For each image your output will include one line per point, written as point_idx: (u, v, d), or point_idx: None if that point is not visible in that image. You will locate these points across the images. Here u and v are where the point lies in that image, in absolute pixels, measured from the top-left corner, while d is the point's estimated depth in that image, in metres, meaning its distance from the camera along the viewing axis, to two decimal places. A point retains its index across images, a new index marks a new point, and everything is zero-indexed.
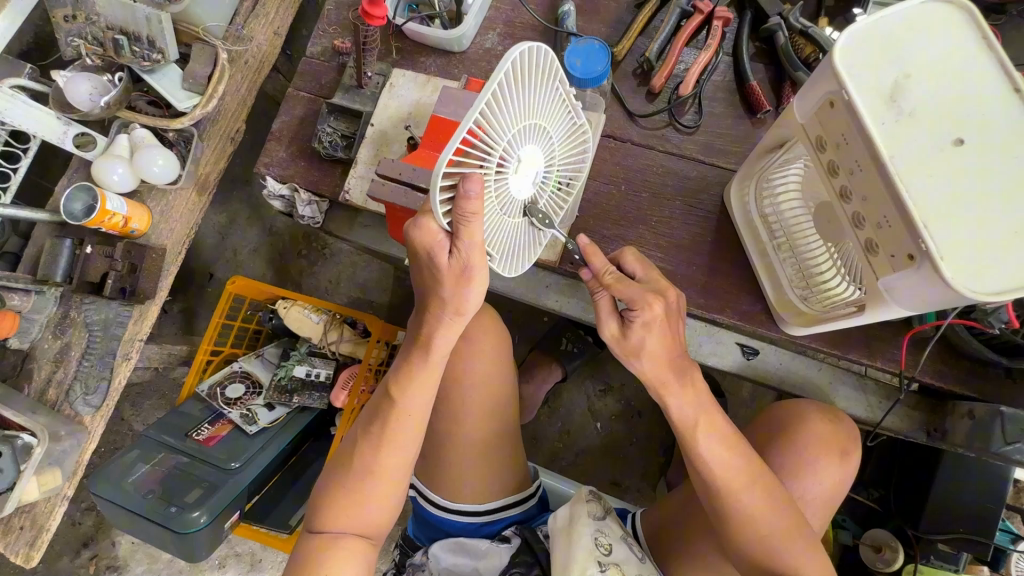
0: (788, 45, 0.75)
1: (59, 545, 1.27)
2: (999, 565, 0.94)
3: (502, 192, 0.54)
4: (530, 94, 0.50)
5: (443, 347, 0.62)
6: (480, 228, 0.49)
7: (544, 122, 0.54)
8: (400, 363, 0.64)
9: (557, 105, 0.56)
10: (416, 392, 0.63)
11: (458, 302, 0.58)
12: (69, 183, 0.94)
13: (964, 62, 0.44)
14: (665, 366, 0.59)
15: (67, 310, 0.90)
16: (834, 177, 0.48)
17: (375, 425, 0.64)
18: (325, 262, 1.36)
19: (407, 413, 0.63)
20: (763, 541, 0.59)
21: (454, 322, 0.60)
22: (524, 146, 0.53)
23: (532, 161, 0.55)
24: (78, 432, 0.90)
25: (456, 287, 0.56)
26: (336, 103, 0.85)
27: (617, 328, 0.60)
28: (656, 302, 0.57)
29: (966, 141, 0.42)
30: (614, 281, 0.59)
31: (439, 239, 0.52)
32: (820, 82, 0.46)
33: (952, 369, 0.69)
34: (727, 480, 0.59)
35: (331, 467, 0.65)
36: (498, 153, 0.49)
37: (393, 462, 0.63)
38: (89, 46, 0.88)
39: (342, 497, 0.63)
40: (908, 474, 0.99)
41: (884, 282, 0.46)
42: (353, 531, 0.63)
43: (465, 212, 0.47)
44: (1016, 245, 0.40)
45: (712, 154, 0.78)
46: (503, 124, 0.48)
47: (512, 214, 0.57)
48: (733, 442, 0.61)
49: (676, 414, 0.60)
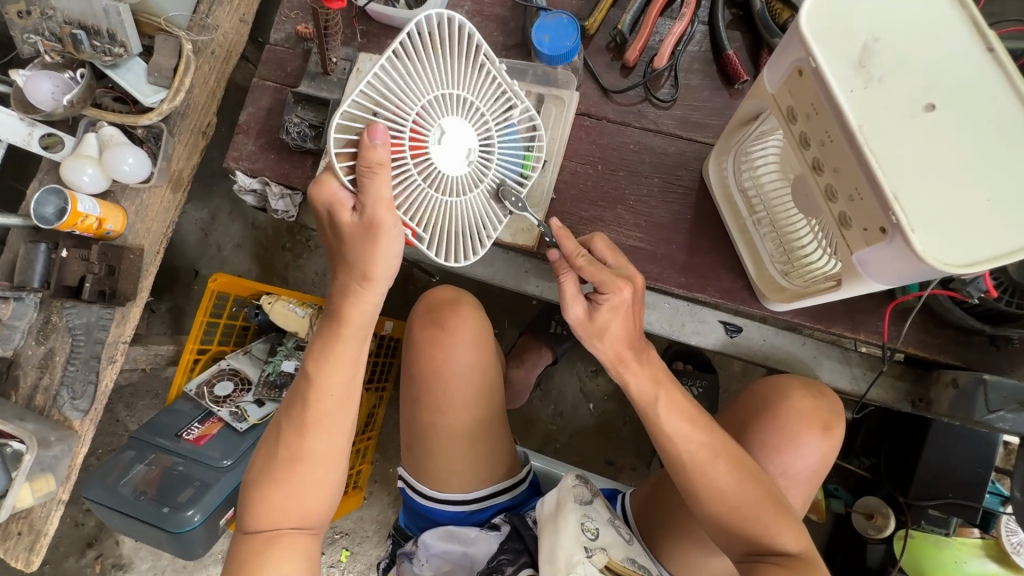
0: (764, 10, 0.72)
1: (63, 547, 1.28)
2: (989, 526, 0.95)
3: (424, 164, 0.55)
4: (448, 67, 0.54)
5: (359, 317, 0.61)
6: (386, 184, 0.51)
7: (474, 99, 0.57)
8: (318, 336, 0.63)
9: (487, 83, 0.57)
10: (333, 363, 0.62)
11: (365, 265, 0.57)
12: (39, 186, 0.91)
13: (937, 21, 0.42)
14: (621, 344, 0.61)
15: (48, 316, 0.88)
16: (806, 149, 0.46)
17: (297, 407, 0.62)
18: (309, 254, 1.34)
19: (328, 386, 0.62)
20: (736, 512, 0.58)
21: (369, 291, 0.59)
22: (447, 117, 0.55)
23: (458, 133, 0.56)
24: (68, 437, 0.89)
25: (364, 247, 0.55)
26: (301, 92, 0.82)
27: (584, 311, 0.60)
28: (625, 287, 0.58)
29: (940, 105, 0.41)
30: (587, 264, 0.58)
31: (341, 197, 0.54)
32: (788, 50, 0.44)
33: (936, 339, 0.68)
34: (687, 453, 0.60)
35: (258, 460, 0.63)
36: (409, 121, 0.53)
37: (322, 447, 0.62)
38: (48, 43, 0.85)
39: (273, 488, 0.61)
40: (896, 443, 0.99)
41: (857, 256, 0.44)
42: (292, 524, 0.62)
43: (369, 163, 0.49)
44: (996, 216, 0.39)
45: (691, 128, 0.76)
46: (412, 91, 0.53)
47: (445, 191, 0.58)
48: (693, 414, 0.61)
49: (633, 388, 0.62)
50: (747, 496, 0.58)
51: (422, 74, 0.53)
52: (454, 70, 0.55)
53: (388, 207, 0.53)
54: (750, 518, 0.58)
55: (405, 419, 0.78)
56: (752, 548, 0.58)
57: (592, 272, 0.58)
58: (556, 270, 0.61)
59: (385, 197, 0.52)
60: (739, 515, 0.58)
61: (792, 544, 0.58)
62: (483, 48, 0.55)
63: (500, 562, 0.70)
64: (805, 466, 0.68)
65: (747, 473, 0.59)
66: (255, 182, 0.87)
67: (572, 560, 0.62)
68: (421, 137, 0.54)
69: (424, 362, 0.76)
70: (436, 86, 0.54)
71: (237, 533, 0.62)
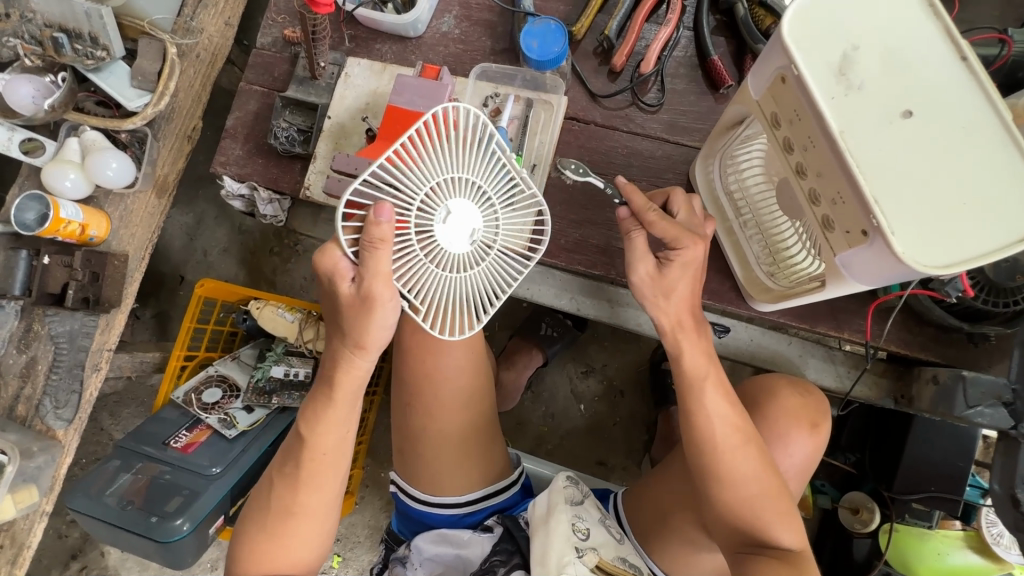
0: (747, 17, 0.74)
1: (47, 560, 1.26)
2: (971, 518, 0.98)
3: (427, 242, 0.54)
4: (460, 154, 0.53)
5: (349, 382, 0.63)
6: (385, 260, 0.52)
7: (482, 183, 0.55)
8: (311, 400, 0.64)
9: (493, 165, 0.56)
10: (326, 425, 0.63)
11: (359, 335, 0.59)
12: (20, 192, 0.89)
13: (911, 28, 0.43)
14: (684, 308, 0.61)
15: (30, 323, 0.87)
16: (790, 154, 0.47)
17: (290, 465, 0.64)
18: (297, 259, 1.33)
19: (321, 447, 0.63)
20: (753, 500, 0.59)
21: (359, 357, 0.61)
22: (455, 199, 0.54)
23: (465, 215, 0.55)
24: (52, 447, 0.88)
25: (362, 319, 0.57)
26: (290, 96, 0.82)
27: (653, 268, 0.60)
28: (699, 243, 0.59)
29: (915, 112, 0.42)
30: (657, 219, 0.59)
31: (343, 267, 0.56)
32: (771, 57, 0.45)
33: (917, 337, 0.69)
34: (722, 434, 0.60)
35: (251, 515, 0.65)
36: (416, 201, 0.52)
37: (315, 501, 0.64)
38: (28, 46, 0.84)
39: (264, 541, 0.63)
40: (881, 438, 1.01)
41: (840, 258, 0.45)
42: (286, 573, 0.63)
43: (372, 238, 0.50)
44: (973, 216, 0.40)
45: (678, 132, 0.77)
46: (422, 172, 0.52)
47: (445, 267, 0.56)
48: (731, 398, 0.62)
49: (687, 360, 0.62)
50: (765, 486, 0.60)
51: (439, 157, 0.52)
52: (465, 154, 0.53)
53: (385, 281, 0.54)
54: (760, 508, 0.59)
55: (397, 424, 0.78)
56: (753, 540, 0.60)
57: (664, 227, 0.58)
58: (626, 227, 0.61)
59: (384, 271, 0.53)
60: (755, 504, 0.59)
61: (792, 540, 0.60)
62: (494, 137, 0.54)
63: (493, 563, 0.71)
64: (793, 463, 0.69)
65: (769, 464, 0.61)
66: (243, 187, 0.85)
67: (564, 561, 0.63)
68: (425, 217, 0.53)
69: (416, 366, 0.75)
70: (445, 170, 0.53)
71: None
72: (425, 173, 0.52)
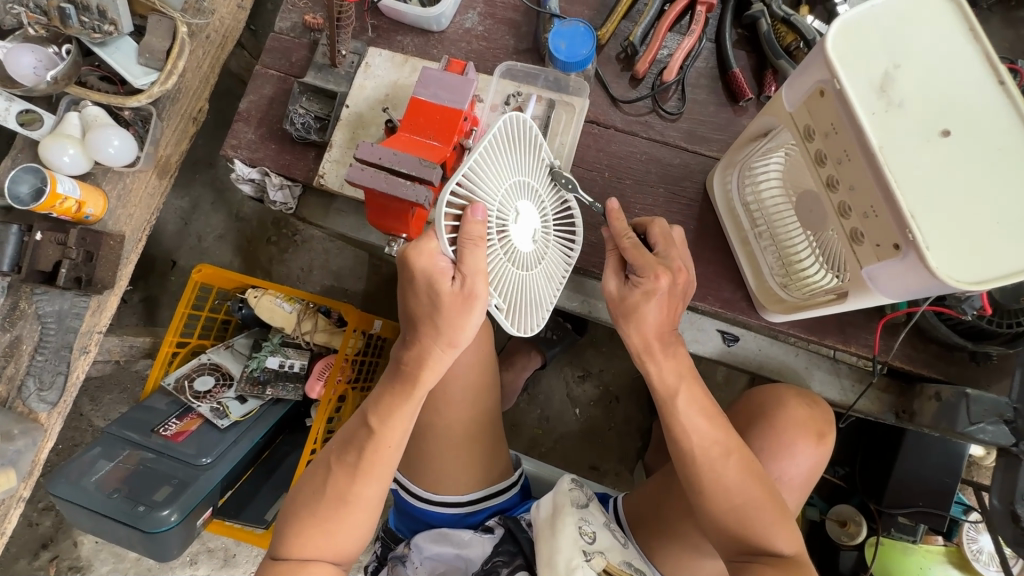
0: (770, 32, 0.75)
1: (15, 548, 1.21)
2: (952, 534, 1.01)
3: (506, 242, 0.57)
4: (523, 161, 0.58)
5: (430, 380, 0.61)
6: (484, 257, 0.53)
7: (539, 188, 0.61)
8: (382, 392, 0.63)
9: (545, 173, 0.62)
10: (396, 419, 0.62)
11: (453, 332, 0.58)
12: (13, 164, 0.86)
13: (951, 51, 0.44)
14: (650, 334, 0.62)
15: (16, 301, 0.83)
16: (821, 167, 0.48)
17: (352, 454, 0.62)
18: (296, 249, 1.31)
19: (388, 442, 0.62)
20: (739, 509, 0.59)
21: (443, 354, 0.60)
22: (521, 201, 0.59)
23: (529, 216, 0.60)
24: (33, 431, 0.85)
25: (458, 317, 0.56)
26: (308, 83, 0.81)
27: (619, 288, 0.63)
28: (664, 276, 0.59)
29: (951, 132, 0.43)
30: (631, 247, 0.62)
31: (440, 266, 0.54)
32: (810, 70, 0.46)
33: (921, 354, 0.71)
34: (700, 447, 0.60)
35: (303, 495, 0.63)
36: (497, 205, 0.55)
37: (371, 492, 0.62)
38: (31, 15, 0.79)
39: (315, 524, 0.61)
40: (871, 453, 1.03)
41: (867, 271, 0.46)
42: (326, 557, 0.61)
43: (471, 237, 0.51)
44: (1003, 236, 0.41)
45: (697, 142, 0.78)
46: (499, 177, 0.55)
47: (518, 266, 0.59)
48: (712, 413, 0.62)
49: (655, 379, 0.63)
50: (749, 497, 0.59)
51: (510, 163, 0.56)
52: (526, 162, 0.59)
53: (484, 277, 0.54)
54: (751, 517, 0.59)
55: None
56: (745, 548, 0.60)
57: (635, 254, 0.61)
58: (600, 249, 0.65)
59: (483, 268, 0.53)
60: (744, 514, 0.59)
61: (787, 547, 0.59)
62: (544, 148, 0.61)
63: (495, 563, 0.70)
64: (799, 472, 0.70)
65: (755, 473, 0.60)
66: (254, 172, 0.84)
67: (572, 565, 0.63)
68: (504, 221, 0.56)
69: None
70: (513, 174, 0.57)
71: (268, 558, 0.62)
72: (501, 180, 0.55)
